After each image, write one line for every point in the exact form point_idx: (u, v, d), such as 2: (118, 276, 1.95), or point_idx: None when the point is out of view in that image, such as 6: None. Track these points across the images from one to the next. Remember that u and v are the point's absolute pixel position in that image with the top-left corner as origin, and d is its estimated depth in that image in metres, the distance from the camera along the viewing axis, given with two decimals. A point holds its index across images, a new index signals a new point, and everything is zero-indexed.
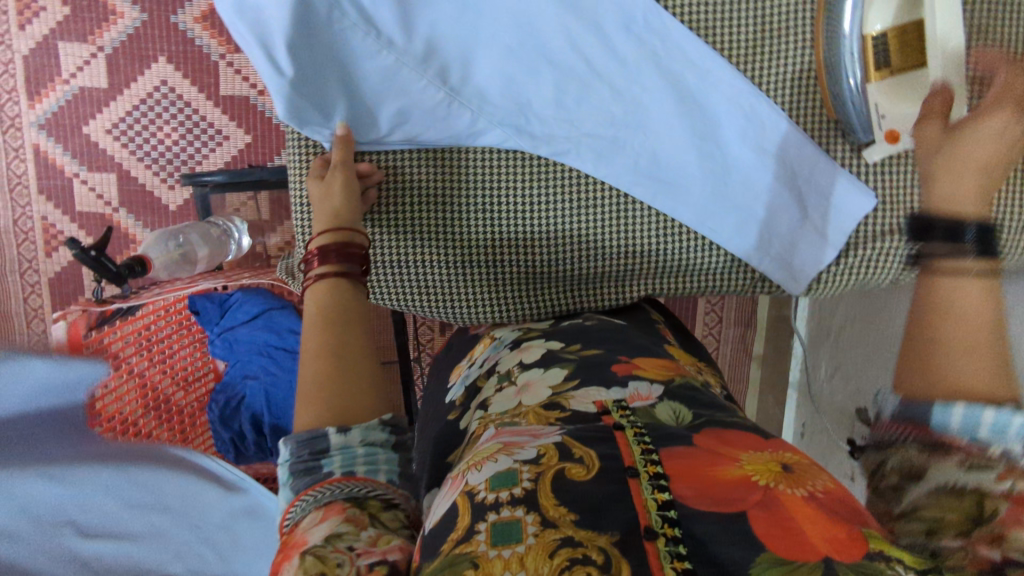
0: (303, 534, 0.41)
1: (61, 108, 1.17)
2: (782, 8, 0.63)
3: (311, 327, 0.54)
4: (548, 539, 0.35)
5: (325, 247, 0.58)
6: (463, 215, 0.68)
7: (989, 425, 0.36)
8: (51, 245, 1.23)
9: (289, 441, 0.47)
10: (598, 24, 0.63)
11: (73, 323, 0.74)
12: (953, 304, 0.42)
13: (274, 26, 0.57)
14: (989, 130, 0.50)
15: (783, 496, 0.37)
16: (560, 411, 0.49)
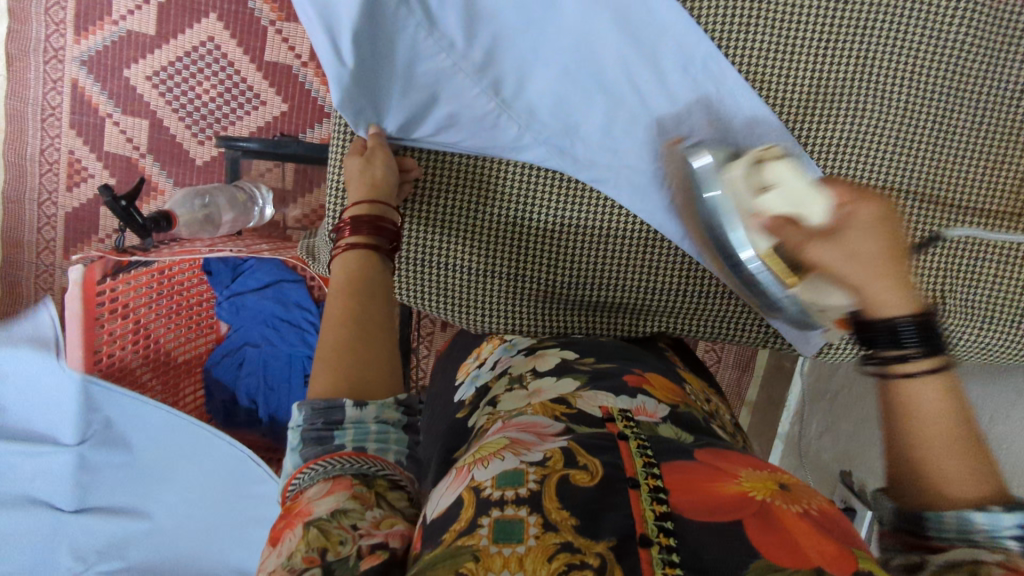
0: (309, 504, 0.44)
1: (105, 48, 1.18)
2: (840, 75, 0.64)
3: (336, 293, 0.56)
4: (548, 543, 0.35)
5: (359, 217, 0.59)
6: (493, 225, 0.69)
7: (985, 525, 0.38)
8: (73, 180, 1.23)
9: (304, 408, 0.49)
10: (657, 59, 0.63)
11: (89, 267, 0.79)
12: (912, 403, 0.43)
13: (342, 13, 0.57)
14: (865, 219, 0.48)
15: (778, 510, 0.38)
16: (567, 408, 0.49)
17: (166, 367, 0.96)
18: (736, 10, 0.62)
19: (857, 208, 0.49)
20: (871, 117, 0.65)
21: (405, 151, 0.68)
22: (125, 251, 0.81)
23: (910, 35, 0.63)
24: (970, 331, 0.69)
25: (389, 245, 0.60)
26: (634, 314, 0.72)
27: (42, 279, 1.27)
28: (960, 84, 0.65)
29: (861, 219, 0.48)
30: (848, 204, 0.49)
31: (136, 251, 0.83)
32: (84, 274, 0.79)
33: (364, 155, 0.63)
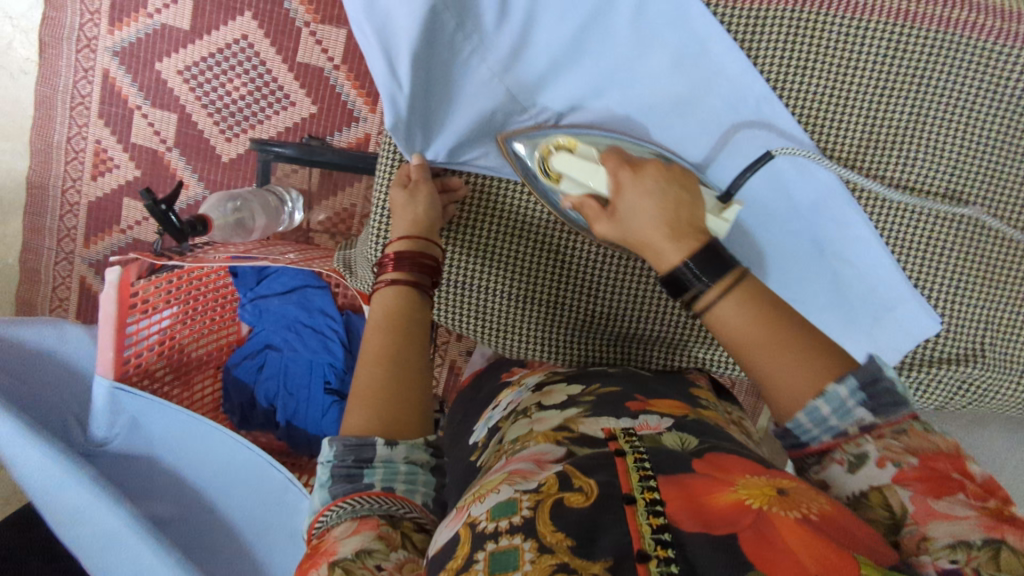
0: (335, 543, 0.44)
1: (138, 40, 1.18)
2: (890, 123, 0.63)
3: (375, 329, 0.56)
4: (544, 564, 0.36)
5: (402, 253, 0.59)
6: (531, 253, 0.69)
7: (835, 415, 0.47)
8: (98, 169, 1.23)
9: (336, 443, 0.49)
10: (707, 96, 0.63)
11: (125, 268, 0.78)
12: (729, 332, 0.50)
13: (401, 37, 0.57)
14: (633, 196, 0.55)
15: (776, 517, 0.37)
16: (568, 432, 0.50)
17: (181, 367, 0.95)
18: (792, 52, 0.62)
19: (624, 178, 0.56)
20: (920, 165, 0.64)
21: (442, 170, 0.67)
22: (161, 255, 0.80)
23: (968, 82, 0.62)
24: (1013, 387, 0.67)
25: (429, 280, 0.60)
26: (670, 345, 0.72)
27: (60, 266, 1.27)
28: (1015, 135, 0.63)
29: (632, 190, 0.55)
30: (615, 177, 0.56)
31: (173, 255, 0.82)
32: (121, 276, 0.78)
33: (407, 186, 0.63)
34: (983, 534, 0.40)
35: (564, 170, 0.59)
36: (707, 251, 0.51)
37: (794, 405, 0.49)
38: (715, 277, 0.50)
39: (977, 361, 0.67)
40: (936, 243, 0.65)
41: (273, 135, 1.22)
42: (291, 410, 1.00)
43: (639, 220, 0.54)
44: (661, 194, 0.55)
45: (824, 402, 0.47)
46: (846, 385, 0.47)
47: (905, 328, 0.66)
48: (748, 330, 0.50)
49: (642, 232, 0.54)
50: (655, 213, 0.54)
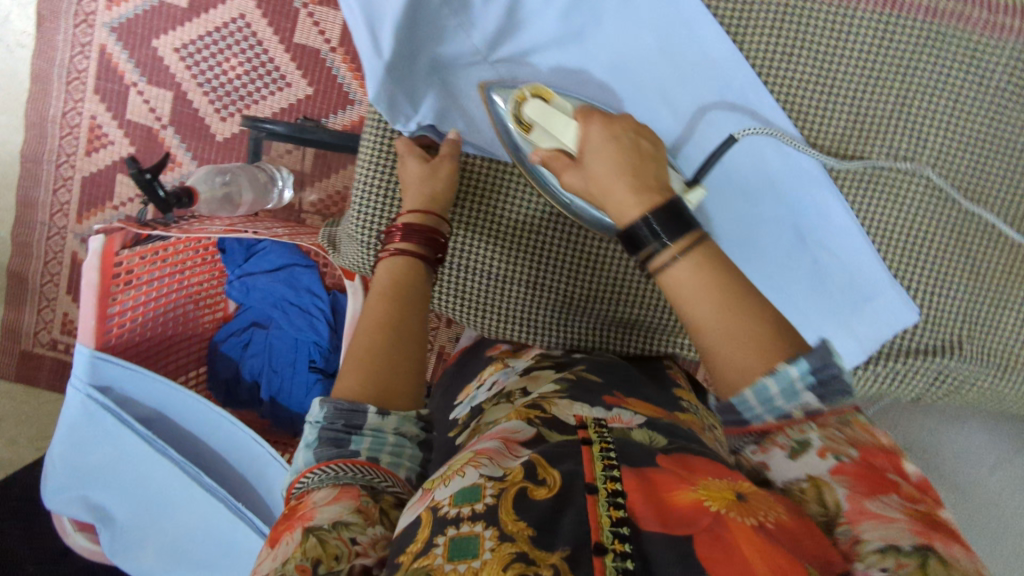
0: (312, 508, 0.43)
1: (136, 17, 1.18)
2: (874, 113, 0.63)
3: (379, 298, 0.55)
4: (504, 553, 0.35)
5: (411, 225, 0.59)
6: (518, 229, 0.69)
7: (780, 394, 0.46)
8: (93, 145, 1.23)
9: (328, 405, 0.49)
10: (691, 81, 0.63)
11: (109, 237, 0.77)
12: (681, 298, 0.49)
13: (386, 11, 0.58)
14: (600, 144, 0.55)
15: (733, 522, 0.37)
16: (541, 412, 0.50)
17: (168, 342, 0.96)
18: (780, 39, 0.62)
19: (593, 135, 0.55)
20: (903, 156, 0.64)
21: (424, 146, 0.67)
22: (145, 225, 0.80)
23: (953, 70, 0.62)
24: (990, 380, 0.67)
25: (434, 256, 0.60)
26: (648, 331, 0.72)
27: (53, 240, 1.27)
28: (999, 127, 0.63)
29: (597, 144, 0.55)
30: (582, 127, 0.56)
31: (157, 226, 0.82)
32: (104, 245, 0.78)
33: (429, 161, 0.63)
34: (912, 539, 0.40)
35: (535, 119, 0.58)
36: (671, 209, 0.50)
37: (739, 383, 0.47)
38: (676, 234, 0.49)
39: (956, 353, 0.67)
40: (918, 235, 0.65)
41: (268, 116, 1.22)
42: (276, 387, 1.00)
43: (603, 172, 0.54)
44: (626, 143, 0.55)
45: (773, 380, 0.46)
46: (797, 365, 0.45)
47: (887, 320, 0.66)
48: (701, 292, 0.48)
49: (604, 184, 0.53)
50: (618, 159, 0.54)
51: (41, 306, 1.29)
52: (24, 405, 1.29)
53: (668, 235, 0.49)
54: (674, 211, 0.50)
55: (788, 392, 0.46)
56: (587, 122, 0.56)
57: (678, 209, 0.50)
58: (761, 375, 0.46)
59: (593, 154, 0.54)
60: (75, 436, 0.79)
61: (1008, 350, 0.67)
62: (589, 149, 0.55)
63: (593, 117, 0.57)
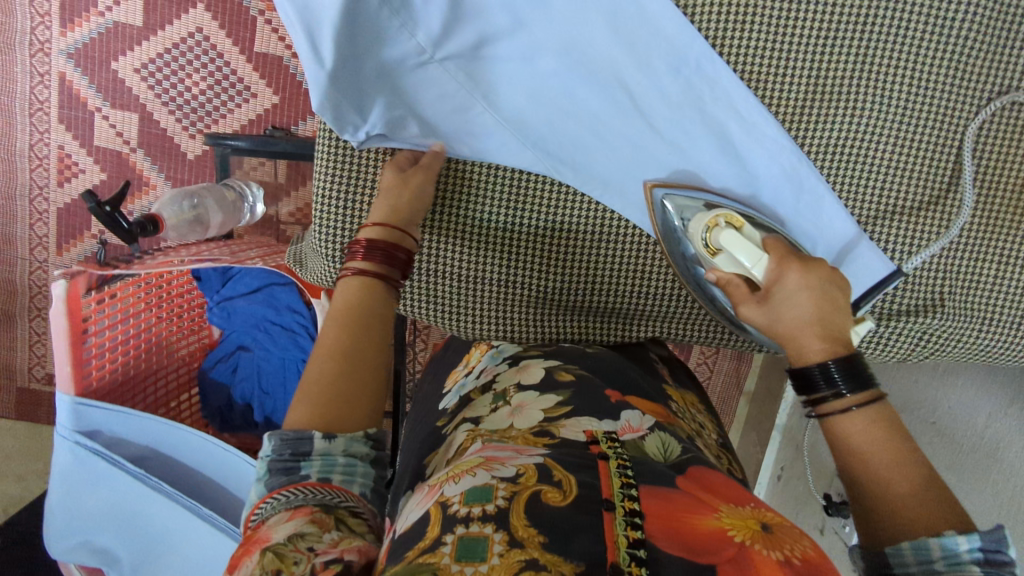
0: (268, 531, 0.43)
1: (92, 41, 1.15)
2: (838, 76, 0.62)
3: (332, 322, 0.55)
4: (512, 560, 0.35)
5: (375, 242, 0.58)
6: (485, 227, 0.68)
7: (944, 557, 0.42)
8: (64, 175, 1.22)
9: (273, 437, 0.47)
10: (645, 60, 0.62)
11: (72, 281, 0.76)
12: (853, 444, 0.49)
13: (323, 15, 0.56)
14: (792, 287, 0.54)
15: (756, 556, 0.37)
16: (549, 439, 0.48)
17: (157, 377, 0.95)
18: (732, 9, 0.60)
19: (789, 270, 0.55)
20: (872, 114, 0.62)
21: (371, 154, 0.67)
22: (107, 266, 0.79)
23: (916, 22, 0.60)
24: (974, 333, 0.67)
25: (398, 275, 0.59)
26: (626, 319, 0.72)
27: (36, 275, 1.26)
28: (965, 78, 0.61)
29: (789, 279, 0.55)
30: (780, 267, 0.55)
31: (119, 264, 0.81)
32: (68, 289, 0.76)
33: (403, 172, 0.64)
34: None
35: (726, 246, 0.59)
36: (854, 362, 0.51)
37: (900, 535, 0.45)
38: (856, 387, 0.50)
39: (938, 311, 0.66)
40: (890, 197, 0.64)
41: (237, 129, 1.20)
42: (269, 408, 1.00)
43: (793, 312, 0.54)
44: (821, 291, 0.54)
45: (937, 544, 0.43)
46: (967, 538, 0.42)
47: (863, 283, 0.66)
48: (874, 442, 0.49)
49: (793, 326, 0.54)
50: (811, 307, 0.53)
51: (32, 341, 1.28)
52: (27, 440, 1.30)
53: (850, 387, 0.50)
54: (858, 368, 0.50)
55: (950, 554, 0.42)
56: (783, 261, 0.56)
57: (859, 363, 0.51)
58: (926, 534, 0.44)
59: (785, 296, 0.54)
60: (69, 482, 0.79)
61: (996, 304, 0.66)
62: (780, 288, 0.55)
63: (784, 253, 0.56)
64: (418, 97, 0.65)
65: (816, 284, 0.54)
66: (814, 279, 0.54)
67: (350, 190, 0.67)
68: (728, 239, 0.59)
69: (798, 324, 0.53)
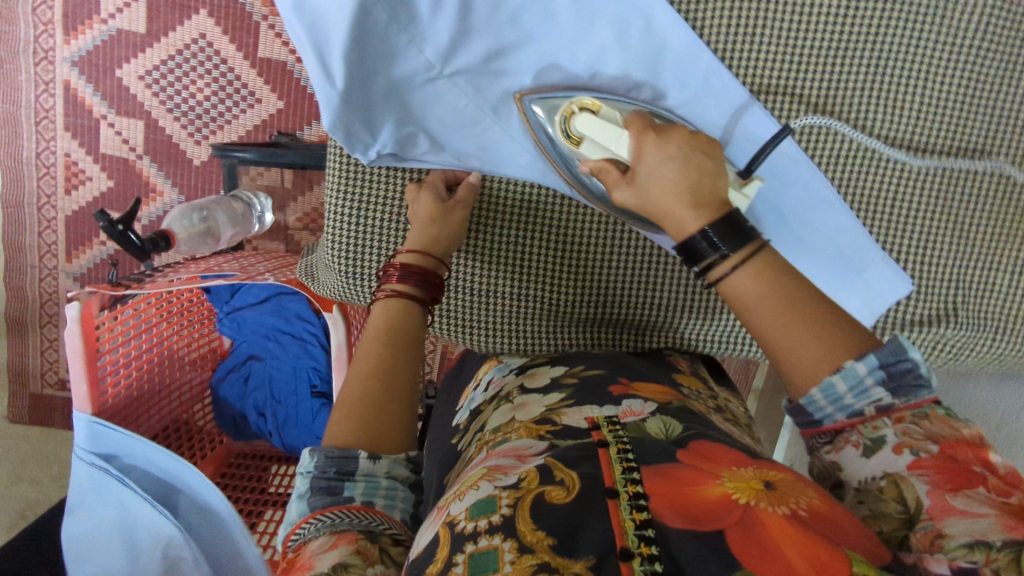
0: (310, 559, 0.42)
1: (95, 48, 1.15)
2: (847, 85, 0.62)
3: (370, 341, 0.55)
4: (525, 565, 0.35)
5: (410, 266, 0.59)
6: (505, 248, 0.69)
7: (853, 391, 0.48)
8: (71, 183, 1.22)
9: (318, 453, 0.48)
10: (655, 70, 0.62)
11: (86, 302, 0.77)
12: (740, 299, 0.49)
13: (332, 36, 0.56)
14: (654, 162, 0.53)
15: (762, 514, 0.37)
16: (552, 426, 0.50)
17: (172, 390, 0.97)
18: (740, 21, 0.60)
19: (646, 144, 0.54)
20: (881, 123, 0.63)
21: (387, 170, 0.67)
22: (118, 286, 0.80)
23: (921, 35, 0.60)
24: (987, 344, 0.67)
25: (431, 297, 0.60)
26: (637, 329, 0.72)
27: (45, 282, 1.27)
28: (973, 90, 0.62)
29: (651, 154, 0.53)
30: (639, 146, 0.54)
31: (131, 283, 0.82)
32: (82, 311, 0.77)
33: (445, 203, 0.64)
34: (1003, 533, 0.38)
35: (587, 131, 0.57)
36: (728, 221, 0.49)
37: (808, 379, 0.49)
38: (737, 246, 0.48)
39: (951, 320, 0.66)
40: (900, 207, 0.64)
41: (242, 134, 1.20)
42: (282, 417, 1.02)
43: (658, 187, 0.52)
44: (687, 158, 0.53)
45: (840, 378, 0.47)
46: (866, 362, 0.47)
47: (880, 291, 0.65)
48: (765, 298, 0.48)
49: (662, 203, 0.52)
50: (677, 176, 0.52)
51: (44, 347, 1.29)
52: (41, 446, 1.31)
53: (728, 246, 0.48)
54: (732, 222, 0.49)
55: (858, 387, 0.47)
56: (644, 139, 0.54)
57: (733, 220, 0.49)
58: (829, 372, 0.48)
59: (648, 173, 0.53)
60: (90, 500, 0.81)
61: (1008, 312, 0.66)
62: (643, 165, 0.53)
63: (642, 128, 0.55)
64: (427, 114, 0.65)
65: (676, 154, 0.53)
66: (673, 151, 0.53)
67: (369, 205, 0.67)
68: (589, 124, 0.57)
69: (667, 199, 0.52)
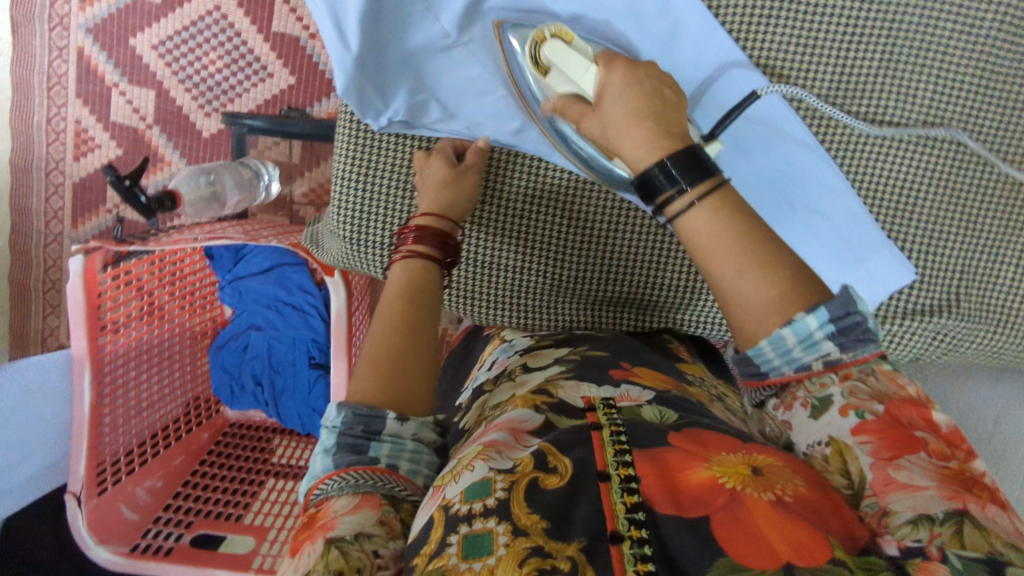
0: (333, 518, 0.42)
1: (111, 16, 1.15)
2: (860, 71, 0.62)
3: (393, 299, 0.55)
4: (519, 548, 0.35)
5: (425, 227, 0.60)
6: (519, 224, 0.69)
7: (801, 345, 0.45)
8: (80, 150, 1.22)
9: (346, 410, 0.47)
10: (669, 46, 0.62)
11: (89, 256, 0.77)
12: (695, 238, 0.47)
13: (348, 3, 0.58)
14: (618, 89, 0.51)
15: (749, 499, 0.37)
16: (547, 397, 0.49)
17: (174, 344, 0.97)
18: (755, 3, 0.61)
19: (613, 75, 0.52)
20: (891, 111, 0.63)
21: (394, 136, 0.67)
22: (122, 242, 0.80)
23: (934, 24, 0.60)
24: (986, 336, 0.67)
25: (446, 258, 0.61)
26: (639, 309, 0.72)
27: (50, 248, 1.27)
28: (988, 80, 0.62)
29: (614, 85, 0.52)
30: (606, 76, 0.52)
31: (134, 240, 0.82)
32: (85, 265, 0.77)
33: (457, 169, 0.64)
34: (943, 504, 0.39)
35: (555, 60, 0.56)
36: (688, 153, 0.47)
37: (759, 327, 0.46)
38: (695, 180, 0.46)
39: (954, 312, 0.66)
40: (908, 197, 0.64)
41: (252, 109, 1.20)
42: (279, 388, 1.02)
43: (620, 116, 0.51)
44: (650, 91, 0.51)
45: (790, 331, 0.45)
46: (816, 314, 0.44)
47: (884, 280, 0.65)
48: (721, 236, 0.46)
49: (620, 132, 0.50)
50: (640, 104, 0.50)
51: (46, 313, 1.30)
52: None
53: (686, 179, 0.46)
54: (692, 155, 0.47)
55: (806, 340, 0.45)
56: (612, 69, 0.53)
57: (693, 152, 0.47)
58: (779, 319, 0.45)
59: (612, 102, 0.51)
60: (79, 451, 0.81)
61: (1012, 308, 0.66)
62: (608, 95, 0.52)
63: (610, 60, 0.53)
64: (437, 82, 0.65)
65: (641, 86, 0.51)
66: (639, 82, 0.51)
67: (381, 171, 0.67)
68: (558, 52, 0.55)
69: (623, 129, 0.50)
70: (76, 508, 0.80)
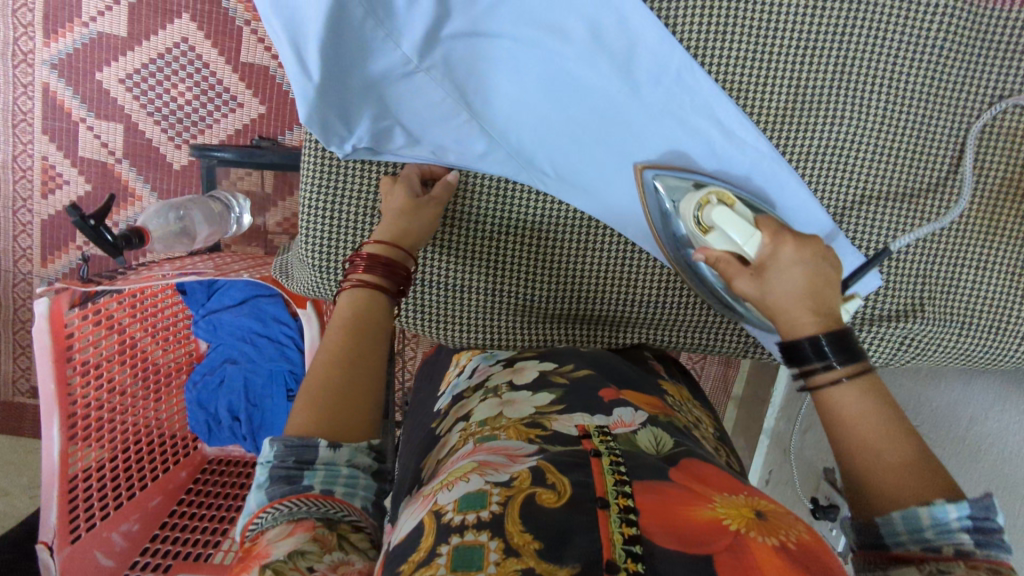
0: (267, 546, 0.41)
1: (75, 51, 1.13)
2: (817, 83, 0.63)
3: (337, 330, 0.54)
4: (509, 569, 0.34)
5: (376, 256, 0.59)
6: (475, 240, 0.69)
7: (933, 526, 0.41)
8: (48, 187, 1.20)
9: (276, 444, 0.46)
10: (631, 67, 0.63)
11: (55, 297, 0.75)
12: (838, 414, 0.48)
13: (308, 31, 0.56)
14: (785, 260, 0.53)
15: (752, 543, 0.36)
16: (541, 430, 0.48)
17: (146, 373, 0.95)
18: (711, 19, 0.62)
19: (784, 246, 0.54)
20: (849, 122, 0.64)
21: (360, 164, 0.67)
22: (89, 281, 0.79)
23: (887, 38, 0.62)
24: (956, 336, 0.68)
25: (396, 287, 0.60)
26: (611, 326, 0.73)
27: (19, 288, 1.25)
28: (939, 90, 0.64)
29: (786, 262, 0.53)
30: (775, 244, 0.54)
31: (102, 279, 0.80)
32: (51, 307, 0.75)
33: (420, 199, 0.64)
34: None
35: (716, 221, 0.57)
36: (843, 335, 0.49)
37: (895, 502, 0.43)
38: (847, 359, 0.48)
39: (919, 315, 0.68)
40: (869, 205, 0.66)
41: (222, 139, 1.19)
42: (258, 421, 1.01)
43: (787, 289, 0.52)
44: (815, 268, 0.53)
45: (926, 509, 0.41)
46: (957, 505, 0.40)
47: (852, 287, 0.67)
48: (865, 416, 0.46)
49: (783, 302, 0.52)
50: (803, 282, 0.53)
51: (16, 354, 1.27)
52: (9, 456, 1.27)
53: (841, 359, 0.48)
54: (846, 339, 0.49)
55: (940, 523, 0.40)
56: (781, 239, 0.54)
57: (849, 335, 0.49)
58: (915, 498, 0.42)
59: (778, 272, 0.53)
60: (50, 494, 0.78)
61: (978, 309, 0.68)
62: (774, 262, 0.54)
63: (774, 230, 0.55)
64: (401, 108, 0.65)
65: (812, 263, 0.53)
66: (808, 258, 0.54)
67: (345, 197, 0.67)
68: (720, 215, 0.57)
69: (791, 300, 0.52)
70: (49, 558, 0.76)
